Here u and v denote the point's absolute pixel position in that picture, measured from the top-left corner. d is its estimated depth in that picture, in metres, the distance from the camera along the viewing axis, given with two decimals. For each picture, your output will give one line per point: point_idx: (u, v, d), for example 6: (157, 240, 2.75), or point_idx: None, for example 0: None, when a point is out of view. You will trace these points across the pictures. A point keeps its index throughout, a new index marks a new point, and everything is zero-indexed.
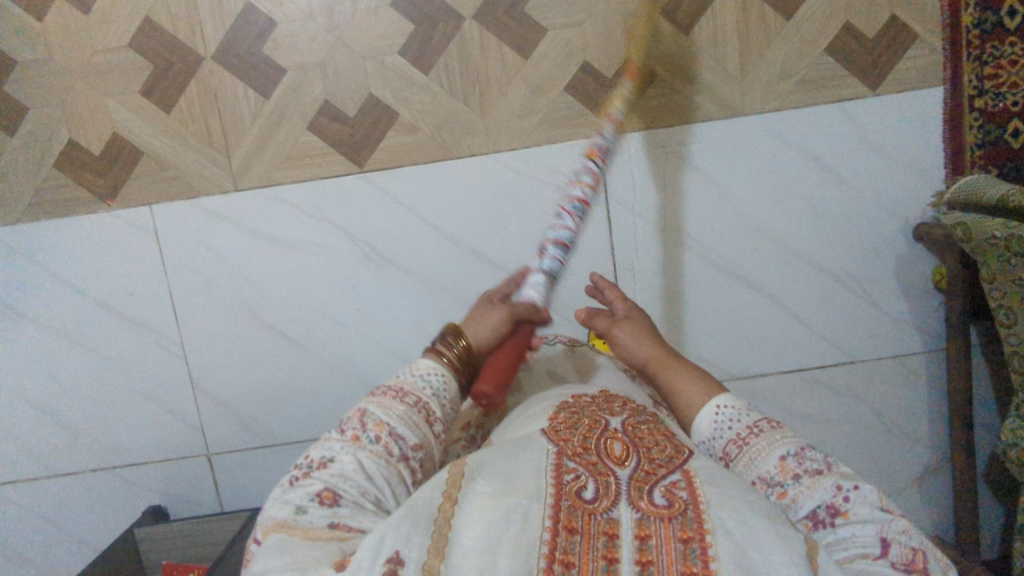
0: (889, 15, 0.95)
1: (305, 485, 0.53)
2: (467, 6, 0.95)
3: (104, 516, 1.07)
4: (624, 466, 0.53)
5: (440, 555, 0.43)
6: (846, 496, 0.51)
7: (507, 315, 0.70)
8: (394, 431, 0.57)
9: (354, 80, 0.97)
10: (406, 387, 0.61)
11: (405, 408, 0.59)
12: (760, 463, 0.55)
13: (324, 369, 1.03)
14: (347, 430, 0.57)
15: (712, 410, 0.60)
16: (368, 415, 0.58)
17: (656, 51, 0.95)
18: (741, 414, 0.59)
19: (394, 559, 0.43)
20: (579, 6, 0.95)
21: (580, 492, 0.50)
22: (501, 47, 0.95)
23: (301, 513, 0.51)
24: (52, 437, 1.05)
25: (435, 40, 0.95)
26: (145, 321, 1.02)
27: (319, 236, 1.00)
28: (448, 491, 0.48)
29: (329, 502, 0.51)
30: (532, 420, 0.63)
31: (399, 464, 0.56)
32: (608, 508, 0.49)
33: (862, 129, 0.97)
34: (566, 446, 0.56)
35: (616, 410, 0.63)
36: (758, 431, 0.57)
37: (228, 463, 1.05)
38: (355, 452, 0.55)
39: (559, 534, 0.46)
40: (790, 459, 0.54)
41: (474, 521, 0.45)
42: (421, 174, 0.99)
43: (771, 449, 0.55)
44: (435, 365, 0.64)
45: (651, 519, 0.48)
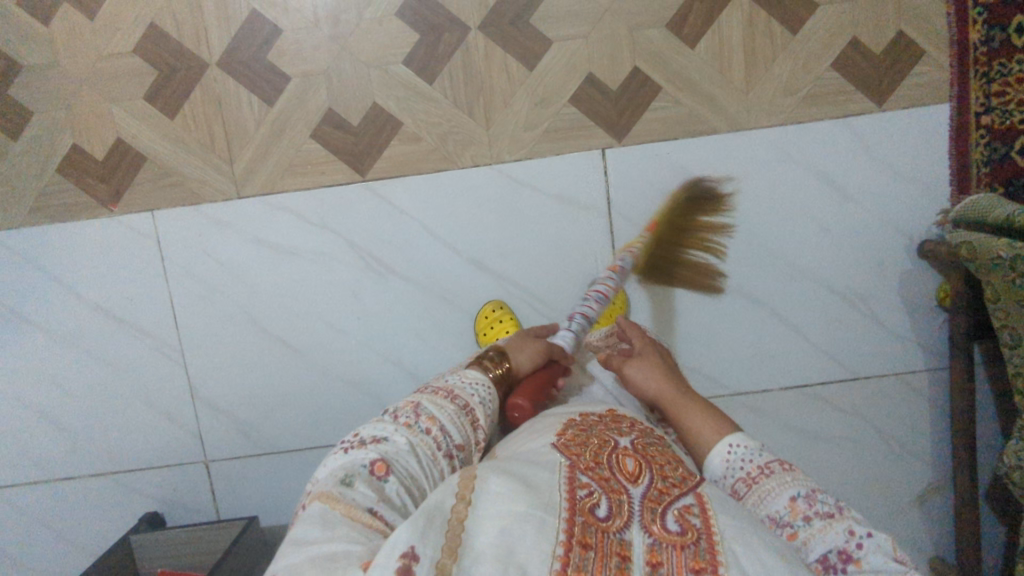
0: (896, 31, 0.94)
1: (356, 457, 0.54)
2: (473, 17, 0.94)
3: (101, 521, 1.06)
4: (637, 484, 0.52)
5: (456, 555, 0.41)
6: (859, 542, 0.50)
7: (542, 349, 0.75)
8: (444, 427, 0.58)
9: (359, 89, 0.97)
10: (456, 390, 0.63)
11: (455, 409, 0.60)
12: (770, 501, 0.56)
13: (324, 377, 1.03)
14: (400, 416, 0.58)
15: (725, 448, 0.61)
16: (421, 407, 0.59)
17: (661, 64, 0.95)
18: (753, 454, 0.60)
19: (410, 554, 0.40)
20: (586, 18, 0.94)
21: (593, 509, 0.48)
22: (506, 57, 0.95)
23: (347, 484, 0.52)
24: (51, 441, 1.05)
25: (440, 50, 0.95)
26: (145, 327, 1.02)
27: (321, 244, 1.00)
28: (461, 492, 0.46)
29: (378, 478, 0.52)
30: (535, 436, 0.59)
31: (443, 459, 0.57)
32: (620, 529, 0.48)
33: (867, 145, 0.97)
34: (578, 460, 0.54)
35: (624, 428, 0.61)
36: (770, 471, 0.58)
37: (226, 470, 1.05)
38: (406, 439, 0.56)
39: (573, 550, 0.44)
40: (800, 500, 0.55)
41: (489, 525, 0.44)
42: (424, 183, 0.98)
43: (782, 489, 0.56)
44: (481, 378, 0.66)
45: (664, 546, 0.47)
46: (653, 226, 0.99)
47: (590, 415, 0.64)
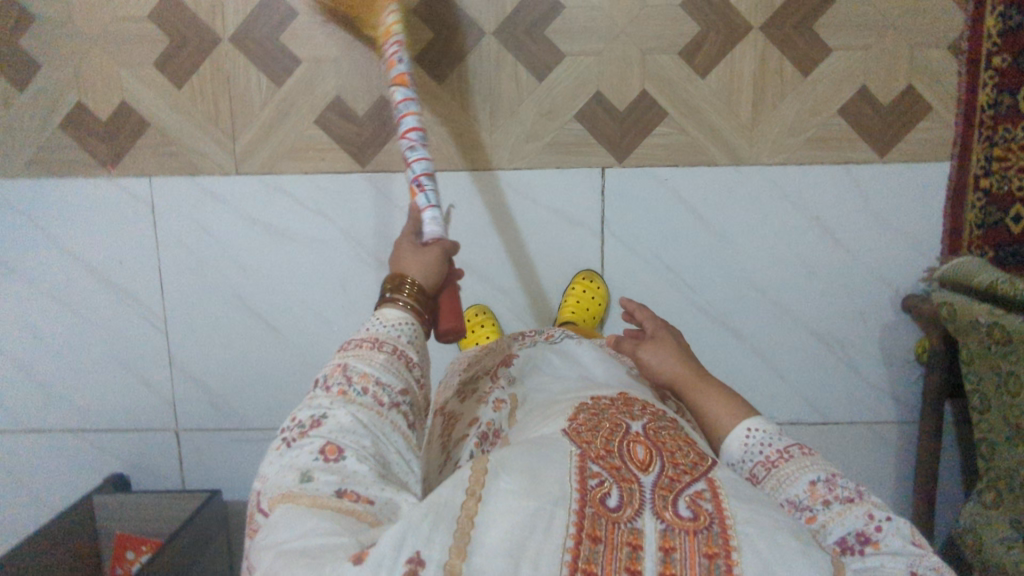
0: (906, 85, 0.95)
1: (304, 446, 0.49)
2: (489, 21, 0.94)
3: (68, 477, 1.07)
4: (649, 472, 0.46)
5: (463, 556, 0.37)
6: (879, 526, 0.46)
7: (439, 254, 0.65)
8: (380, 380, 0.54)
9: (368, 80, 0.97)
10: (381, 338, 0.58)
11: (385, 357, 0.56)
12: (788, 485, 0.51)
13: (302, 360, 1.03)
14: (332, 386, 0.53)
15: (744, 432, 0.56)
16: (350, 368, 0.54)
17: (670, 90, 0.95)
18: (773, 437, 0.55)
19: (415, 559, 0.37)
20: (601, 35, 0.94)
21: (603, 499, 0.42)
22: (518, 66, 0.95)
23: (306, 479, 0.46)
24: (26, 392, 1.05)
25: (453, 50, 0.95)
26: (131, 290, 1.03)
27: (314, 229, 1.01)
28: (471, 486, 0.41)
29: (335, 458, 0.47)
30: (548, 421, 0.55)
31: (392, 411, 0.53)
32: (631, 518, 0.42)
33: (864, 194, 0.97)
34: (589, 448, 0.48)
35: (635, 411, 0.55)
36: (789, 455, 0.53)
37: (196, 441, 1.06)
38: (346, 407, 0.51)
39: (581, 544, 0.39)
40: (820, 484, 0.50)
41: (500, 520, 0.39)
42: None
43: (802, 473, 0.51)
44: (399, 314, 0.60)
45: (677, 531, 0.41)
46: (644, 248, 0.99)
47: (602, 398, 0.58)
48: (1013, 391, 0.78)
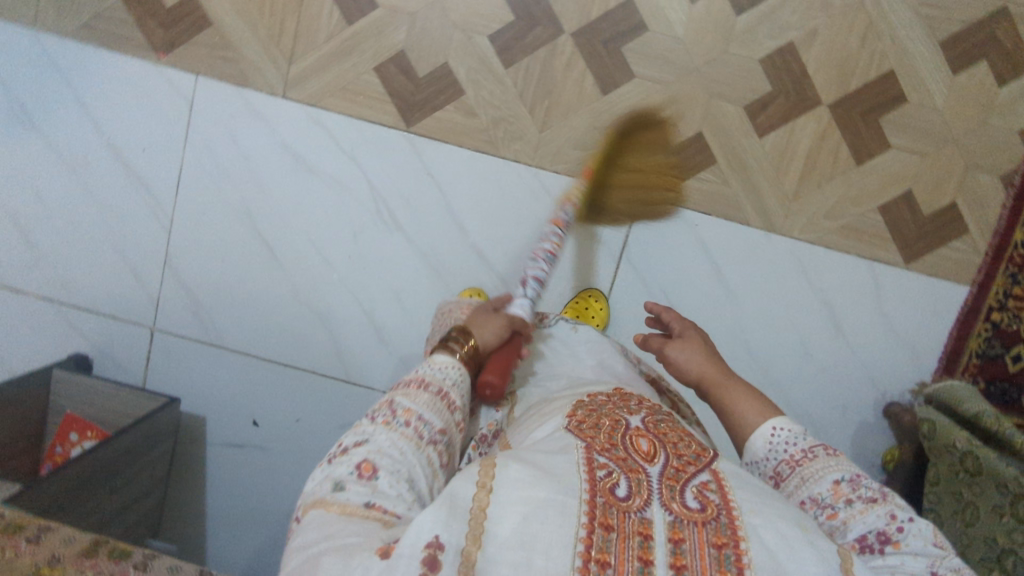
0: (950, 200, 0.95)
1: (341, 461, 0.50)
2: (571, 22, 0.94)
3: (31, 344, 1.06)
4: (654, 463, 0.49)
5: (479, 543, 0.41)
6: (900, 526, 0.48)
7: (506, 322, 0.69)
8: (422, 416, 0.54)
9: (437, 44, 0.96)
10: (428, 378, 0.59)
11: (429, 397, 0.57)
12: (812, 484, 0.52)
13: (294, 297, 1.03)
14: (376, 415, 0.54)
15: (768, 431, 0.56)
16: (396, 402, 0.55)
17: (725, 141, 0.95)
18: (798, 437, 0.55)
19: (434, 543, 0.41)
20: (674, 68, 0.94)
21: (613, 489, 0.46)
22: (586, 73, 0.95)
23: (340, 489, 0.48)
24: (14, 250, 1.04)
25: (528, 39, 0.95)
26: (147, 180, 1.02)
27: (344, 173, 1.00)
28: (481, 479, 0.45)
29: (368, 475, 0.48)
30: (545, 421, 0.58)
31: (429, 447, 0.53)
32: (640, 507, 0.45)
33: (880, 293, 0.98)
34: (593, 441, 0.51)
35: (633, 406, 0.59)
36: (814, 455, 0.54)
37: (168, 344, 1.05)
38: (387, 434, 0.52)
39: (595, 532, 0.42)
40: (844, 484, 0.51)
41: (511, 510, 0.43)
42: (461, 158, 0.98)
43: (826, 473, 0.52)
44: (449, 359, 0.62)
45: (685, 522, 0.45)
46: (656, 284, 0.99)
47: (598, 394, 0.62)
48: (969, 521, 0.79)
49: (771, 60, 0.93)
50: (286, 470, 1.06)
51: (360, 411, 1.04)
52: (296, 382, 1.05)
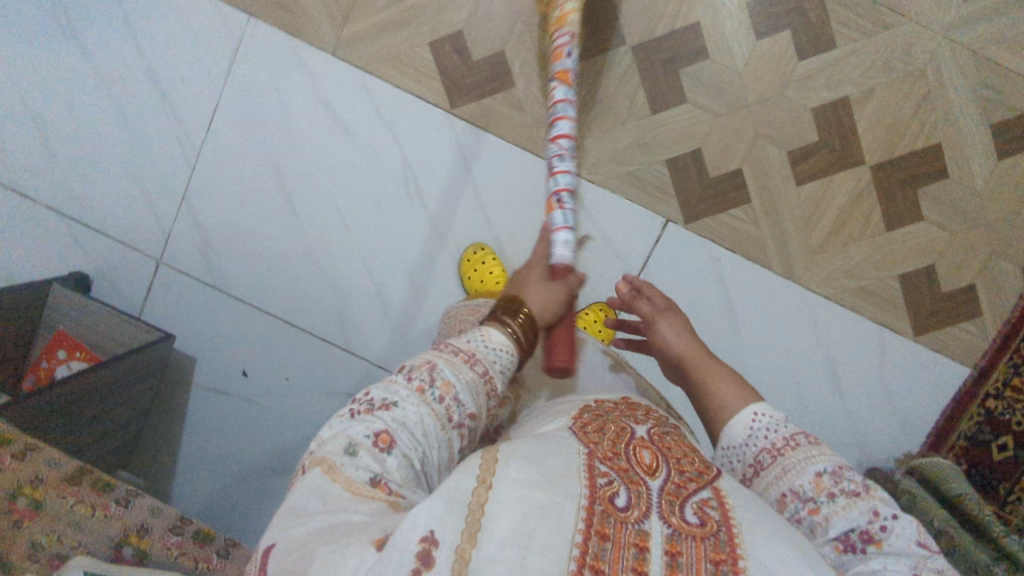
0: (969, 281, 0.96)
1: (365, 419, 0.50)
2: (634, 34, 0.93)
3: (32, 253, 1.04)
4: (655, 476, 0.48)
5: (475, 540, 0.39)
6: (883, 524, 0.47)
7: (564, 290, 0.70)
8: (458, 396, 0.54)
9: (497, 31, 0.95)
10: (477, 354, 0.57)
11: (472, 375, 0.55)
12: (794, 476, 0.50)
13: (307, 256, 1.02)
14: (414, 377, 0.53)
15: (749, 417, 0.55)
16: (438, 370, 0.54)
17: (763, 182, 0.95)
18: (779, 425, 0.54)
19: (429, 539, 0.39)
20: (728, 100, 0.94)
21: (613, 498, 0.44)
22: (639, 89, 0.94)
23: (353, 450, 0.48)
24: (33, 157, 1.02)
25: (588, 44, 0.94)
26: (180, 112, 1.00)
27: (379, 142, 0.99)
28: (482, 474, 0.42)
29: (384, 447, 0.48)
30: (552, 420, 0.58)
31: (453, 429, 0.53)
32: (639, 519, 0.44)
33: (883, 359, 0.98)
34: (596, 448, 0.49)
35: (641, 419, 0.58)
36: (795, 443, 0.52)
37: (172, 280, 1.04)
38: (417, 406, 0.51)
39: (591, 540, 0.40)
40: (826, 477, 0.50)
41: (510, 511, 0.40)
42: (499, 149, 0.98)
43: (808, 463, 0.51)
44: (503, 339, 0.60)
45: (682, 536, 0.43)
46: None
47: (605, 402, 0.62)
48: None
49: (823, 110, 0.93)
50: (267, 425, 1.05)
51: (351, 381, 1.03)
52: (293, 340, 1.04)
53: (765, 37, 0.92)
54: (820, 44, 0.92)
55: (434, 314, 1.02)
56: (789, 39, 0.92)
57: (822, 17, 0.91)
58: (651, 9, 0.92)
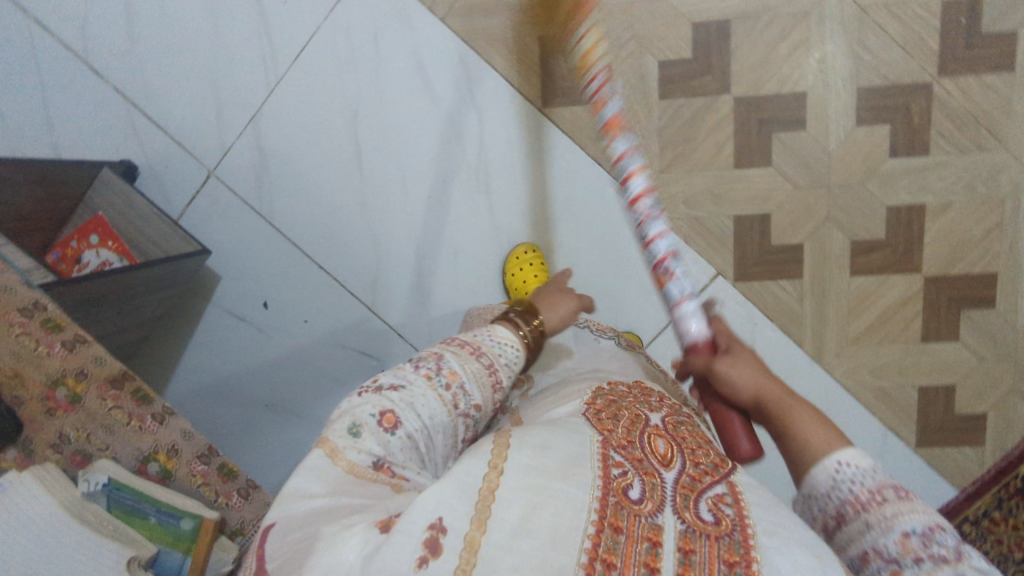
0: (983, 410, 0.98)
1: (371, 400, 0.50)
2: (741, 86, 0.92)
3: (86, 129, 1.01)
4: (670, 468, 0.47)
5: (484, 527, 0.38)
6: None
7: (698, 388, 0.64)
8: (465, 385, 0.53)
9: (608, 44, 0.94)
10: (484, 348, 0.57)
11: (478, 366, 0.55)
12: (877, 535, 0.44)
13: (359, 208, 1.01)
14: (421, 365, 0.53)
15: (831, 469, 0.48)
16: (444, 360, 0.54)
17: (819, 263, 0.96)
18: (865, 475, 0.47)
19: (435, 526, 0.38)
20: (809, 177, 0.94)
21: (627, 490, 0.43)
22: (729, 140, 0.94)
23: (355, 432, 0.48)
24: (114, 34, 0.99)
25: (694, 82, 0.93)
26: (273, 32, 0.98)
27: (461, 118, 0.98)
28: (494, 460, 0.42)
29: (388, 427, 0.49)
30: (563, 401, 0.57)
31: (459, 417, 0.53)
32: (652, 512, 0.43)
33: (882, 461, 1.00)
34: (611, 435, 0.49)
35: (654, 404, 0.57)
36: (883, 499, 0.45)
37: (219, 195, 1.02)
38: (425, 390, 0.51)
39: (604, 532, 0.40)
40: (914, 538, 0.43)
41: (520, 499, 0.40)
42: (575, 159, 0.97)
43: (894, 521, 0.44)
44: (511, 337, 0.59)
45: (696, 533, 0.42)
46: None
47: (619, 385, 0.60)
48: None
49: (896, 211, 0.94)
50: (273, 360, 1.05)
51: (368, 340, 1.04)
52: (322, 285, 1.03)
53: (864, 125, 0.92)
54: (913, 148, 0.92)
55: (467, 299, 1.02)
56: (886, 134, 0.92)
57: (925, 122, 0.91)
58: (764, 66, 0.92)
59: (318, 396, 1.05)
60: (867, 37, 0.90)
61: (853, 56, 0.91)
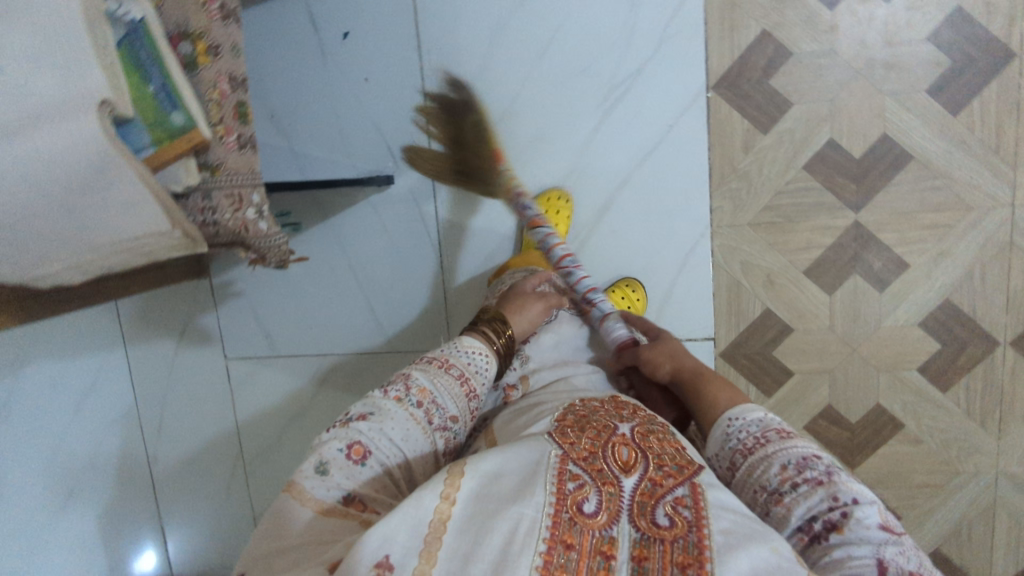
0: None
1: (341, 431, 0.54)
2: (868, 216, 0.90)
3: None
4: (630, 475, 0.47)
5: (433, 558, 0.39)
6: (846, 510, 0.41)
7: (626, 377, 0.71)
8: (436, 401, 0.59)
9: (808, 88, 0.89)
10: (452, 361, 0.64)
11: (449, 379, 0.62)
12: (759, 475, 0.46)
13: (492, 31, 0.94)
14: (391, 390, 0.59)
15: (723, 423, 0.51)
16: (412, 381, 0.60)
17: (790, 399, 0.97)
18: (751, 422, 0.50)
19: (384, 564, 0.39)
20: (846, 332, 0.94)
21: (581, 504, 0.44)
22: (819, 249, 0.92)
23: (325, 467, 0.51)
24: None
25: (841, 181, 0.90)
26: None
27: (640, 37, 0.91)
28: (447, 490, 0.42)
29: (358, 457, 0.52)
30: (539, 419, 0.58)
31: (435, 433, 0.58)
32: (606, 524, 0.44)
33: None
34: (571, 448, 0.49)
35: (626, 416, 0.56)
36: (765, 440, 0.48)
37: None
38: (399, 411, 0.57)
39: (555, 550, 0.40)
40: (790, 467, 0.45)
41: (462, 530, 0.40)
42: (693, 151, 0.93)
43: (773, 458, 0.46)
44: (479, 346, 0.67)
45: (651, 540, 0.42)
46: None
47: (591, 401, 0.60)
48: None
49: (880, 411, 0.96)
50: (314, 88, 0.98)
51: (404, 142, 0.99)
52: (405, 63, 0.96)
53: (922, 329, 0.92)
54: (938, 378, 0.93)
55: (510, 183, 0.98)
56: (930, 351, 0.93)
57: (965, 367, 0.93)
58: (899, 217, 0.90)
59: (325, 149, 1.00)
60: (991, 267, 0.90)
61: (967, 273, 0.90)
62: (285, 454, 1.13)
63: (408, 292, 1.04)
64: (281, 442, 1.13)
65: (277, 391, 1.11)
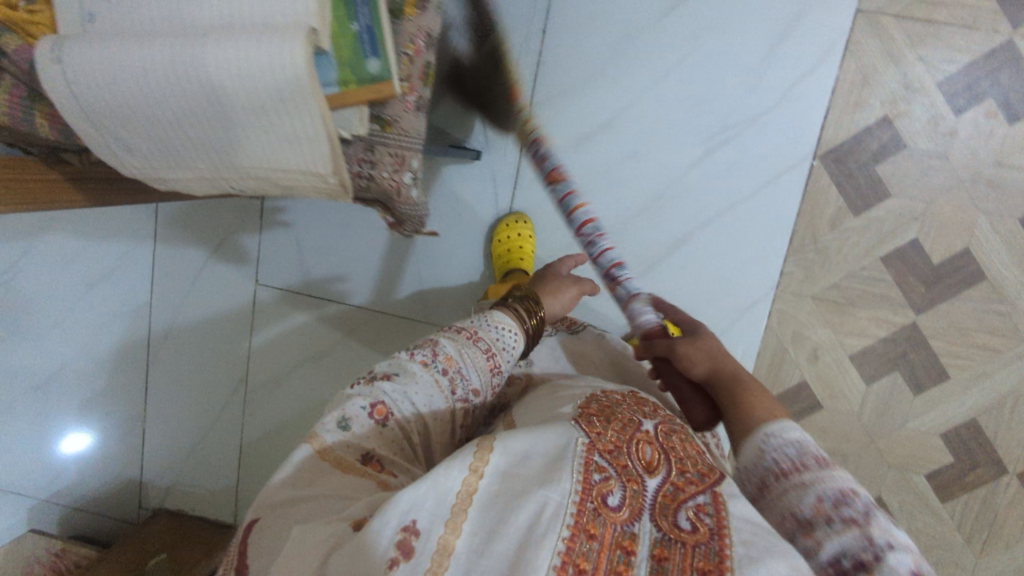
0: None
1: (364, 388, 0.51)
2: (927, 320, 0.92)
3: None
4: (654, 476, 0.42)
5: (457, 530, 0.36)
6: (881, 551, 0.38)
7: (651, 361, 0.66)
8: (462, 372, 0.54)
9: (911, 185, 0.90)
10: (479, 332, 0.58)
11: (475, 350, 0.56)
12: (792, 501, 0.44)
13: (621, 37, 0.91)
14: (416, 353, 0.54)
15: (762, 437, 0.49)
16: (439, 347, 0.55)
17: None
18: (792, 445, 0.47)
19: (409, 529, 0.36)
20: (872, 423, 0.97)
21: (606, 495, 0.39)
22: (871, 338, 0.94)
23: (345, 421, 0.49)
24: None
25: (913, 282, 0.91)
26: None
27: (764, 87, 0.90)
28: (475, 463, 0.39)
29: (380, 417, 0.50)
30: (561, 405, 0.52)
31: (456, 403, 0.54)
32: (628, 520, 0.39)
33: None
34: (599, 437, 0.43)
35: (648, 413, 0.52)
36: (802, 467, 0.45)
37: None
38: (422, 376, 0.52)
39: (578, 537, 0.36)
40: (827, 499, 0.42)
41: (485, 506, 0.37)
42: (783, 213, 0.93)
43: (808, 485, 0.44)
44: (511, 322, 0.60)
45: (673, 542, 0.37)
46: None
47: (615, 392, 0.56)
48: None
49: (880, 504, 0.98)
50: None
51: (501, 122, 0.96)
52: (526, 42, 0.93)
53: (941, 440, 0.95)
54: (941, 489, 0.96)
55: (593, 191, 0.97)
56: (942, 461, 0.96)
57: (970, 485, 0.96)
58: (954, 330, 0.92)
59: None
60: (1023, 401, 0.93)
61: (1000, 399, 0.93)
62: (288, 389, 1.11)
63: (461, 268, 1.03)
64: (287, 378, 1.10)
65: (295, 327, 1.09)
